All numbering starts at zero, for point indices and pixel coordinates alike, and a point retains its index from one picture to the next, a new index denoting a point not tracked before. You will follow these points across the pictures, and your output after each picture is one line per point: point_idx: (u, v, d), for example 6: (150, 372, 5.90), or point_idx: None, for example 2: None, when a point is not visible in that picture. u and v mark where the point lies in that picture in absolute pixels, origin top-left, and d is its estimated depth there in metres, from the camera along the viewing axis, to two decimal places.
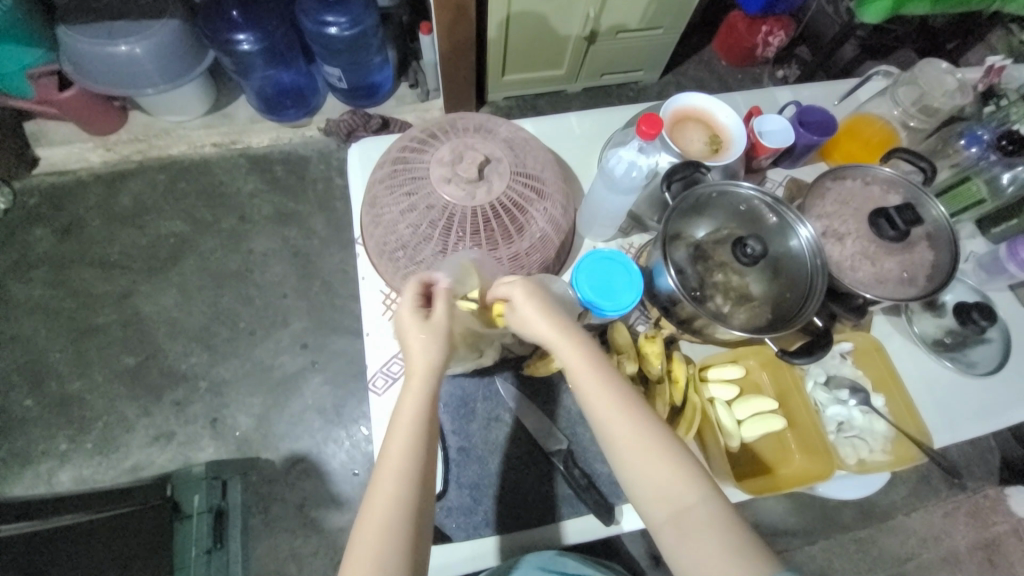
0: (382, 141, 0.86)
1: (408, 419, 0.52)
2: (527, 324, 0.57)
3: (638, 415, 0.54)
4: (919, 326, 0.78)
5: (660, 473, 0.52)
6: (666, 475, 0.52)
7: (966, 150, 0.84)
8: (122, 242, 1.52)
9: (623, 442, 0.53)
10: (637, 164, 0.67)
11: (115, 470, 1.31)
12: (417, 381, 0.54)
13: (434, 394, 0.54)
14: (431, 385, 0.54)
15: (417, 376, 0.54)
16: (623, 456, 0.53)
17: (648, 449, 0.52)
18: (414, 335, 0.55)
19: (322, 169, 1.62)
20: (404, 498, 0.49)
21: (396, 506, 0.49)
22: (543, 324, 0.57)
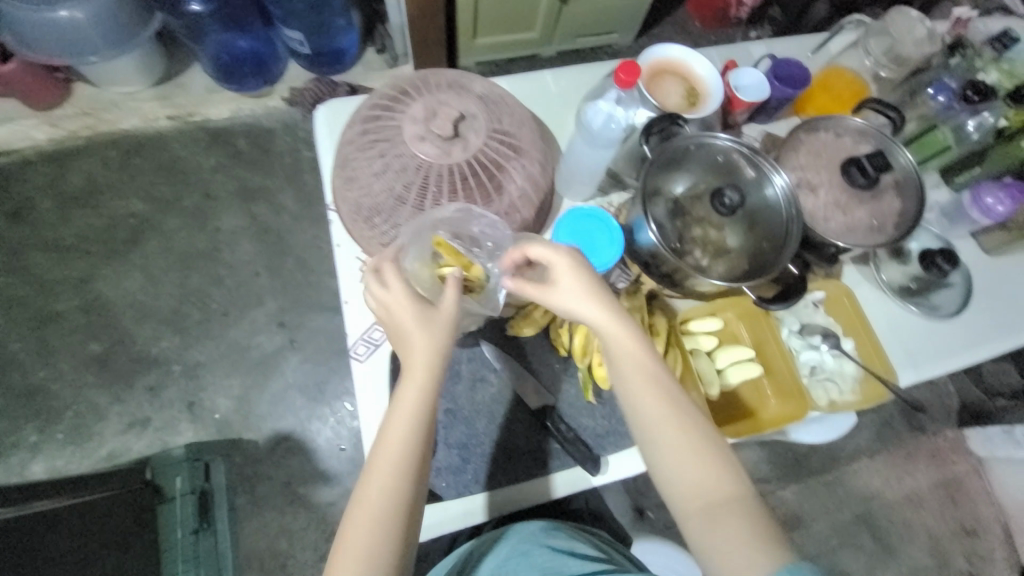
0: (351, 102, 0.82)
1: (413, 397, 0.53)
2: (570, 311, 0.57)
3: (680, 411, 0.55)
4: (886, 274, 0.81)
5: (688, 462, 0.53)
6: (690, 462, 0.53)
7: (933, 99, 0.85)
8: (78, 224, 1.43)
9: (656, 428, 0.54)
10: (615, 116, 0.67)
11: (90, 459, 1.28)
12: (419, 370, 0.54)
13: (434, 383, 0.54)
14: (431, 374, 0.54)
15: (419, 356, 0.54)
16: (652, 441, 0.55)
17: (677, 435, 0.54)
18: (411, 325, 0.55)
19: (289, 141, 1.55)
20: (395, 480, 0.51)
21: (385, 492, 0.50)
22: (589, 309, 0.56)
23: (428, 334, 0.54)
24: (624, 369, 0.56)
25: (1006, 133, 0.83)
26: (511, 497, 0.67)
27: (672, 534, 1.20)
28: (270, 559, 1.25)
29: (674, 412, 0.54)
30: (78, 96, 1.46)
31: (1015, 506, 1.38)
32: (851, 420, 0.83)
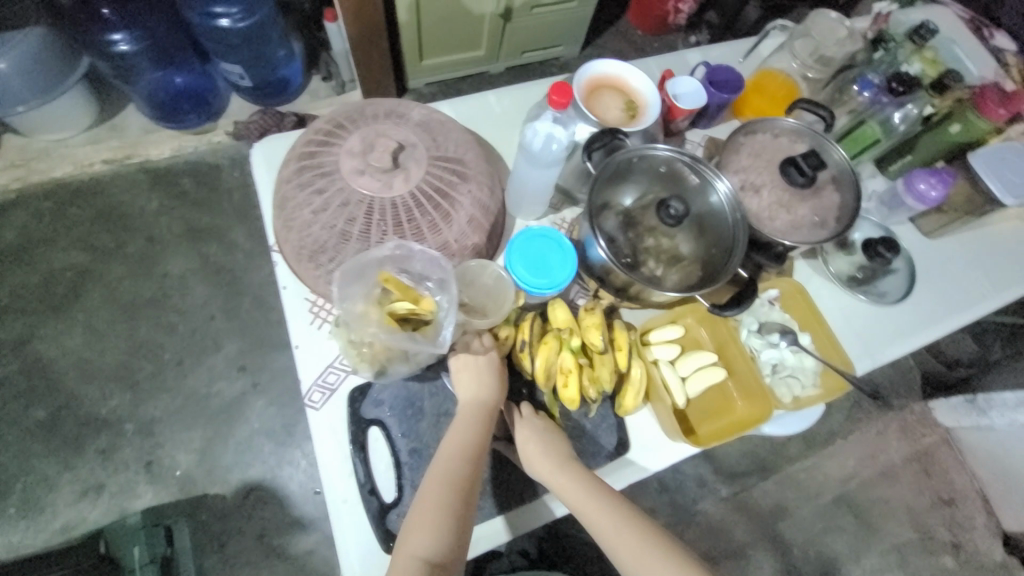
0: (289, 137, 0.79)
1: (463, 439, 0.60)
2: (536, 466, 0.63)
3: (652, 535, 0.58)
4: (834, 266, 0.83)
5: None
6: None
7: (860, 95, 0.89)
8: (11, 282, 1.34)
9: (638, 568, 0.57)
10: (554, 136, 0.66)
11: (39, 536, 1.17)
12: (468, 416, 0.62)
13: (483, 426, 0.61)
14: (478, 421, 0.62)
15: (468, 414, 0.62)
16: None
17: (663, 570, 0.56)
18: (464, 376, 0.64)
19: (236, 177, 1.49)
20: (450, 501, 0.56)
21: (444, 503, 0.56)
22: (549, 464, 0.62)
23: (478, 395, 0.63)
24: (595, 508, 0.60)
25: (932, 120, 0.88)
26: (504, 525, 0.67)
27: None
28: None
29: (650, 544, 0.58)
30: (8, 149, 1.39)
31: (982, 471, 1.44)
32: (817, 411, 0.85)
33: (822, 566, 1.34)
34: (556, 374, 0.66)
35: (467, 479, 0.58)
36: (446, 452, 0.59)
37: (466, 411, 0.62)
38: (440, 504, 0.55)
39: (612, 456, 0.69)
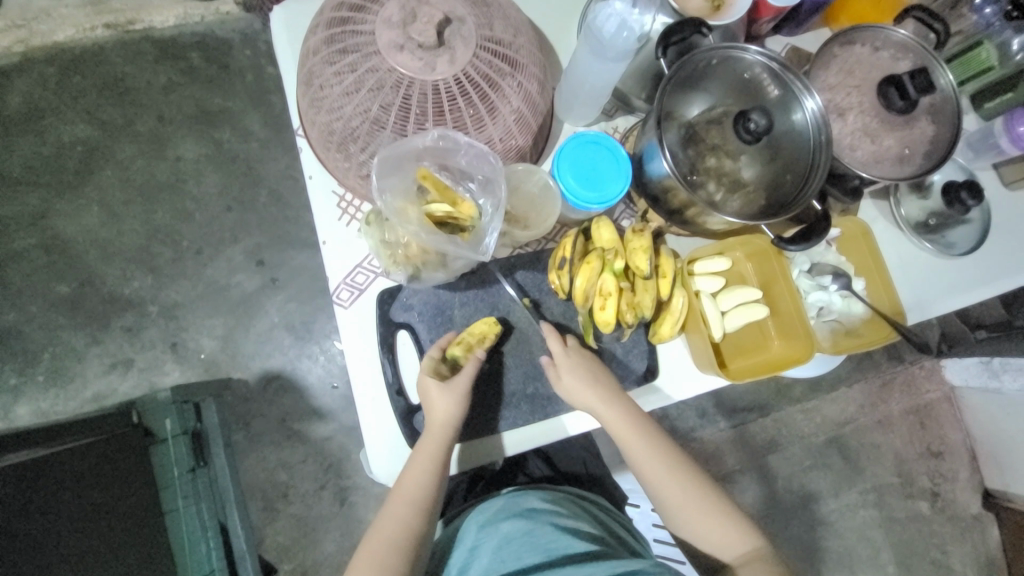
0: (313, 1, 0.69)
1: (423, 462, 0.60)
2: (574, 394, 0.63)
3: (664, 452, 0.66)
4: (904, 209, 0.76)
5: (713, 529, 0.64)
6: (716, 526, 0.64)
7: (978, 12, 0.75)
8: (22, 152, 1.29)
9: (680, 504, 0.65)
10: (629, 20, 0.56)
11: (76, 400, 1.25)
12: (432, 437, 0.60)
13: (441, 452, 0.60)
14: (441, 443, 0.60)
15: (433, 433, 0.60)
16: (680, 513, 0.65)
17: (701, 505, 0.65)
18: (433, 395, 0.61)
19: (248, 55, 1.36)
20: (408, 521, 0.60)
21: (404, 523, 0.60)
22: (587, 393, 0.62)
23: (444, 416, 0.60)
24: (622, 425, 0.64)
25: None
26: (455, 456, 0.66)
27: None
28: (272, 490, 1.29)
29: (691, 488, 0.66)
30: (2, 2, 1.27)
31: (976, 429, 1.47)
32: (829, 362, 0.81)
33: (802, 496, 1.43)
34: (595, 296, 0.63)
35: (435, 495, 0.61)
36: (417, 472, 0.60)
37: (433, 428, 0.60)
38: (413, 513, 0.61)
39: (638, 382, 0.69)
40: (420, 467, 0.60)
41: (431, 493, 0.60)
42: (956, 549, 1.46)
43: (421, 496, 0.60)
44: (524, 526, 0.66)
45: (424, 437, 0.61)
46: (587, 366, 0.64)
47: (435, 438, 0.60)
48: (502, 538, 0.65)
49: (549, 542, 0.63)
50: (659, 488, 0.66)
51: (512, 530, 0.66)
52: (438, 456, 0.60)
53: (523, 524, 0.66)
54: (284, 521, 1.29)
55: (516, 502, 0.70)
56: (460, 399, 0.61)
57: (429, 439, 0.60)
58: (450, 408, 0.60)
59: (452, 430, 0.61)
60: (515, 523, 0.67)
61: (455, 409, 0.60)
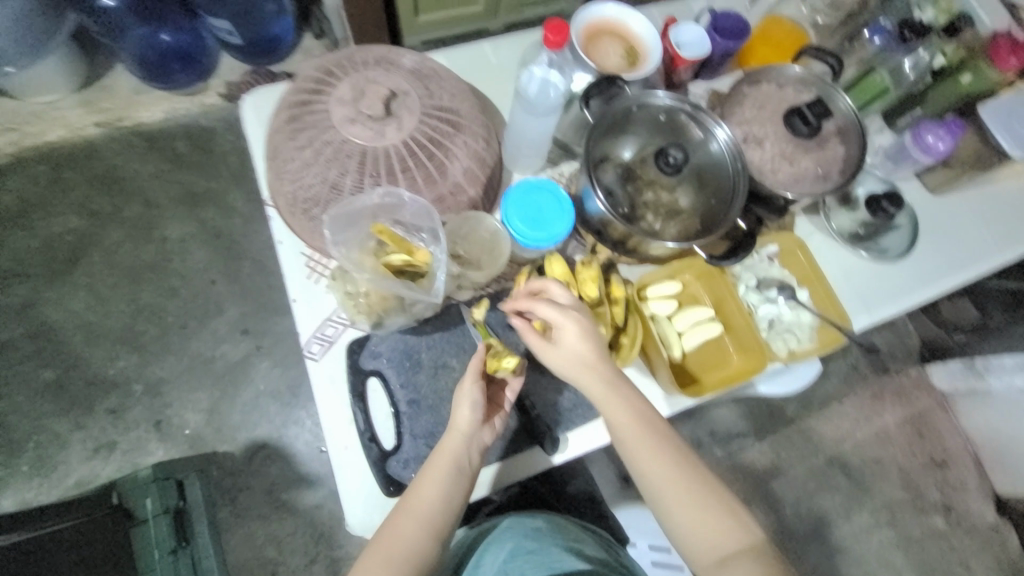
0: (279, 89, 0.77)
1: (440, 466, 0.60)
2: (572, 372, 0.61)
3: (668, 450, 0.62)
4: (837, 222, 0.82)
5: (701, 523, 0.60)
6: (701, 519, 0.60)
7: (871, 41, 0.86)
8: (12, 246, 1.34)
9: (665, 494, 0.61)
10: (550, 81, 0.65)
11: (56, 490, 1.22)
12: (455, 440, 0.61)
13: (461, 456, 0.60)
14: (461, 446, 0.61)
15: (455, 439, 0.61)
16: (664, 504, 0.61)
17: (686, 494, 0.60)
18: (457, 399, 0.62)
19: (231, 139, 1.47)
20: (418, 534, 0.58)
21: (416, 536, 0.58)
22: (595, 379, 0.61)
23: (467, 420, 0.61)
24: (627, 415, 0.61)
25: (943, 72, 0.85)
26: (491, 477, 0.69)
27: None
28: (262, 569, 1.24)
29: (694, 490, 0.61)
30: None
31: (973, 433, 1.46)
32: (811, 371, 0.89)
33: (811, 521, 1.39)
34: None
35: (446, 511, 0.60)
36: (433, 477, 0.60)
37: (455, 432, 0.61)
38: (420, 530, 0.59)
39: None
40: (436, 471, 0.60)
41: (443, 503, 0.59)
42: (979, 563, 1.40)
43: (433, 507, 0.59)
44: (530, 544, 0.71)
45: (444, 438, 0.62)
46: (591, 335, 0.60)
47: (453, 441, 0.61)
48: (508, 557, 0.70)
49: (553, 560, 0.68)
50: (647, 475, 0.61)
51: (518, 548, 0.70)
52: (453, 462, 0.60)
53: (528, 544, 0.71)
54: None
55: (523, 524, 0.74)
56: (474, 398, 0.61)
57: (448, 441, 0.61)
58: (468, 410, 0.61)
59: (469, 433, 0.61)
60: (522, 541, 0.71)
61: (472, 408, 0.61)
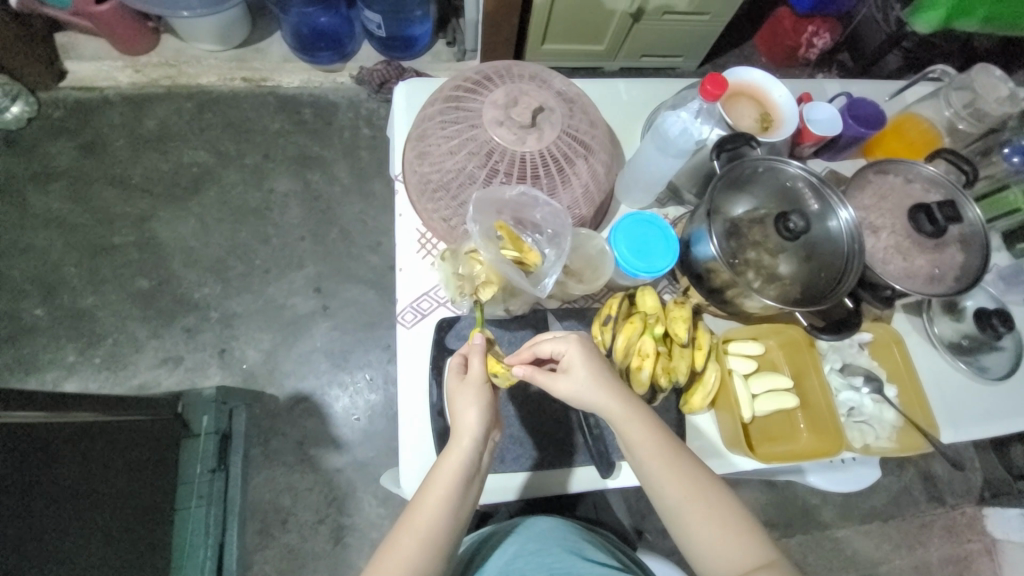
0: (430, 82, 0.85)
1: (453, 463, 0.59)
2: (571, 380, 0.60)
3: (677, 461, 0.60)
4: (937, 327, 0.80)
5: (721, 538, 0.58)
6: (720, 533, 0.58)
7: (1008, 160, 0.84)
8: (145, 165, 1.50)
9: (683, 509, 0.59)
10: (691, 128, 0.68)
11: (121, 386, 1.33)
12: (464, 441, 0.59)
13: (473, 456, 0.60)
14: (472, 445, 0.59)
15: (463, 438, 0.59)
16: (682, 519, 0.59)
17: (703, 507, 0.59)
18: (463, 400, 0.60)
19: (351, 117, 1.60)
20: (431, 535, 0.57)
21: (426, 541, 0.57)
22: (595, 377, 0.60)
23: (473, 421, 0.59)
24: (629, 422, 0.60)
25: None
26: (518, 484, 0.70)
27: (667, 557, 1.20)
28: (273, 514, 1.28)
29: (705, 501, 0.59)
30: (164, 47, 1.55)
31: None
32: (867, 469, 0.90)
33: None
34: (633, 355, 0.67)
35: (457, 516, 0.59)
36: (434, 495, 0.58)
37: (462, 433, 0.59)
38: (427, 546, 0.57)
39: None
40: (440, 489, 0.58)
41: (448, 518, 0.58)
42: None
43: (437, 524, 0.58)
44: (534, 546, 0.75)
45: (447, 447, 0.60)
46: (596, 369, 0.60)
47: (460, 450, 0.59)
48: (513, 556, 0.74)
49: (557, 563, 0.71)
50: (661, 487, 0.60)
51: (522, 550, 0.75)
52: (461, 470, 0.59)
53: (533, 545, 0.75)
54: (275, 550, 1.26)
55: (528, 528, 0.78)
56: (485, 401, 0.60)
57: (453, 451, 0.59)
58: (475, 411, 0.59)
59: (477, 441, 0.60)
60: (524, 544, 0.75)
61: (480, 412, 0.59)
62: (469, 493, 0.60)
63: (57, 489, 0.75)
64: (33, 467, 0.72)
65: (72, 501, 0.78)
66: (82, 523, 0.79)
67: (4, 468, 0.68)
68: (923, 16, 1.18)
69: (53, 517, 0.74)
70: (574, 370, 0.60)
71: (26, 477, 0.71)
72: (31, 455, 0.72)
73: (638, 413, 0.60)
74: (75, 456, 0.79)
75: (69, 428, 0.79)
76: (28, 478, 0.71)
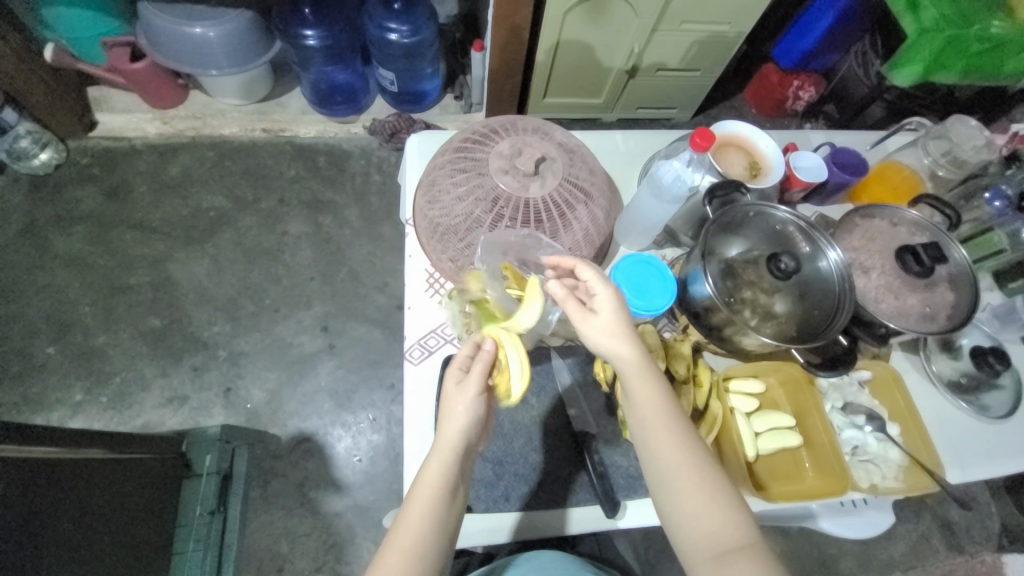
0: (440, 135, 0.92)
1: (435, 469, 0.57)
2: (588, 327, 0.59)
3: (688, 454, 0.58)
4: (935, 366, 0.81)
5: (704, 513, 0.56)
6: (719, 537, 0.55)
7: (990, 204, 0.88)
8: (165, 209, 1.57)
9: (675, 477, 0.57)
10: (683, 176, 0.72)
11: (126, 426, 1.34)
12: (445, 449, 0.58)
13: (455, 464, 0.58)
14: (455, 453, 0.58)
15: (445, 445, 0.58)
16: (670, 489, 0.57)
17: (706, 504, 0.56)
18: (446, 407, 0.59)
19: (362, 164, 1.69)
20: (416, 543, 0.55)
21: (409, 553, 0.55)
22: (617, 346, 0.59)
23: (455, 428, 0.58)
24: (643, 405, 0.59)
25: None
26: (512, 524, 0.69)
27: None
28: (269, 561, 1.24)
29: (710, 497, 0.56)
30: (191, 101, 1.66)
31: None
32: (879, 511, 0.90)
33: None
34: None
35: (441, 528, 0.57)
36: (418, 504, 0.56)
37: (444, 441, 0.58)
38: (411, 567, 0.54)
39: None
40: (423, 497, 0.57)
41: (435, 531, 0.56)
42: None
43: (423, 539, 0.55)
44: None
45: (428, 457, 0.58)
46: (624, 319, 0.60)
47: (442, 460, 0.58)
48: None
49: None
50: (665, 478, 0.58)
51: None
52: (443, 479, 0.57)
53: None
54: None
55: (532, 559, 0.79)
56: (467, 407, 0.59)
57: (432, 464, 0.57)
58: (457, 421, 0.58)
59: (458, 449, 0.58)
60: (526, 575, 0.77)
61: (463, 419, 0.58)
62: (455, 505, 0.58)
63: (56, 530, 0.75)
64: (38, 505, 0.72)
65: (72, 541, 0.77)
66: (79, 567, 0.77)
67: (17, 503, 0.69)
68: (902, 71, 1.26)
69: (50, 558, 0.73)
70: (601, 312, 0.59)
71: (25, 516, 0.70)
72: (40, 489, 0.73)
73: (648, 372, 0.59)
74: (75, 496, 0.79)
75: (76, 462, 0.80)
76: (25, 515, 0.70)
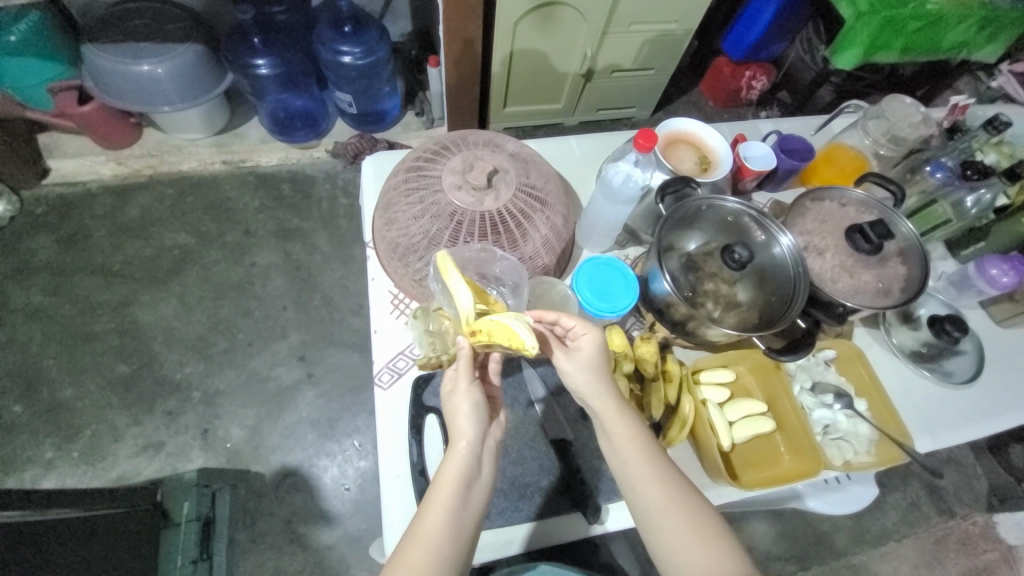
0: (395, 154, 0.91)
1: (456, 464, 0.58)
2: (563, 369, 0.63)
3: (662, 471, 0.60)
4: (897, 338, 0.83)
5: (696, 546, 0.57)
6: (697, 545, 0.57)
7: (932, 176, 0.91)
8: (126, 252, 1.53)
9: (661, 516, 0.58)
10: (633, 176, 0.72)
11: (101, 480, 1.29)
12: (462, 442, 0.58)
13: (476, 457, 0.59)
14: (473, 447, 0.59)
15: (464, 437, 0.59)
16: (665, 536, 0.57)
17: (683, 515, 0.58)
18: (457, 402, 0.60)
19: (328, 188, 1.68)
20: (444, 538, 0.55)
21: (439, 547, 0.54)
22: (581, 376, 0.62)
23: (470, 420, 0.59)
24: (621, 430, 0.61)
25: (1007, 210, 0.89)
26: (523, 536, 0.69)
27: None
28: None
29: (686, 509, 0.58)
30: (145, 138, 1.62)
31: None
32: (866, 488, 0.91)
33: None
34: None
35: (470, 521, 0.57)
36: (442, 502, 0.56)
37: (460, 434, 0.59)
38: (440, 563, 0.54)
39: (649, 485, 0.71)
40: (445, 494, 0.56)
41: (461, 519, 0.56)
42: None
43: (451, 526, 0.55)
44: None
45: (447, 453, 0.59)
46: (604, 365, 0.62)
47: (461, 453, 0.58)
48: None
49: None
50: (641, 494, 0.59)
51: None
52: (464, 474, 0.57)
53: None
54: None
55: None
56: (475, 402, 0.60)
57: (450, 461, 0.58)
58: (468, 413, 0.59)
59: (474, 444, 0.59)
60: None
61: (473, 409, 0.60)
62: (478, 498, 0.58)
63: None
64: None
65: None
66: None
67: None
68: (843, 55, 1.31)
69: None
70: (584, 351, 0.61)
71: None
72: (19, 552, 0.70)
73: (628, 423, 0.61)
74: (43, 556, 0.73)
75: (48, 522, 0.77)
76: None
